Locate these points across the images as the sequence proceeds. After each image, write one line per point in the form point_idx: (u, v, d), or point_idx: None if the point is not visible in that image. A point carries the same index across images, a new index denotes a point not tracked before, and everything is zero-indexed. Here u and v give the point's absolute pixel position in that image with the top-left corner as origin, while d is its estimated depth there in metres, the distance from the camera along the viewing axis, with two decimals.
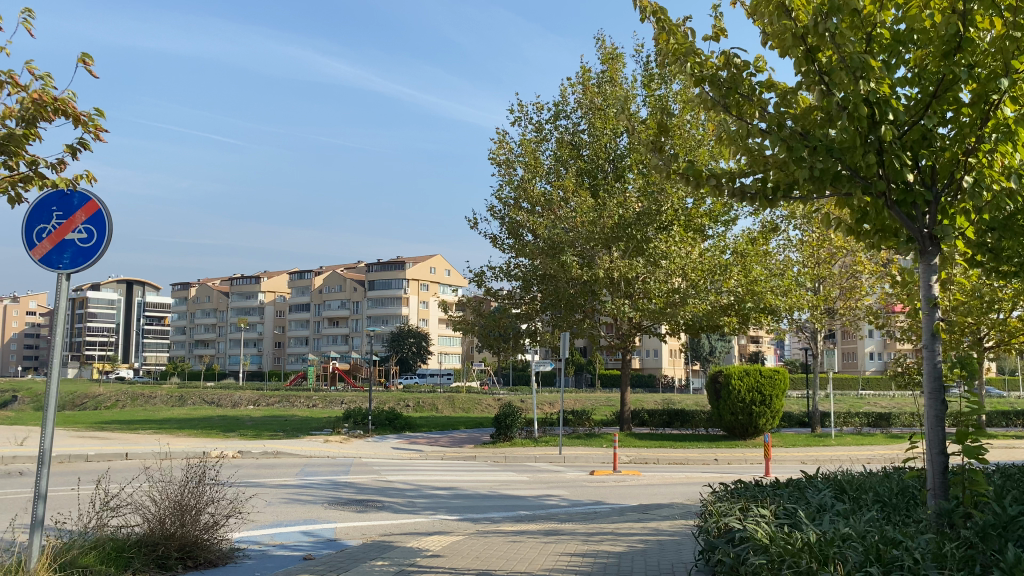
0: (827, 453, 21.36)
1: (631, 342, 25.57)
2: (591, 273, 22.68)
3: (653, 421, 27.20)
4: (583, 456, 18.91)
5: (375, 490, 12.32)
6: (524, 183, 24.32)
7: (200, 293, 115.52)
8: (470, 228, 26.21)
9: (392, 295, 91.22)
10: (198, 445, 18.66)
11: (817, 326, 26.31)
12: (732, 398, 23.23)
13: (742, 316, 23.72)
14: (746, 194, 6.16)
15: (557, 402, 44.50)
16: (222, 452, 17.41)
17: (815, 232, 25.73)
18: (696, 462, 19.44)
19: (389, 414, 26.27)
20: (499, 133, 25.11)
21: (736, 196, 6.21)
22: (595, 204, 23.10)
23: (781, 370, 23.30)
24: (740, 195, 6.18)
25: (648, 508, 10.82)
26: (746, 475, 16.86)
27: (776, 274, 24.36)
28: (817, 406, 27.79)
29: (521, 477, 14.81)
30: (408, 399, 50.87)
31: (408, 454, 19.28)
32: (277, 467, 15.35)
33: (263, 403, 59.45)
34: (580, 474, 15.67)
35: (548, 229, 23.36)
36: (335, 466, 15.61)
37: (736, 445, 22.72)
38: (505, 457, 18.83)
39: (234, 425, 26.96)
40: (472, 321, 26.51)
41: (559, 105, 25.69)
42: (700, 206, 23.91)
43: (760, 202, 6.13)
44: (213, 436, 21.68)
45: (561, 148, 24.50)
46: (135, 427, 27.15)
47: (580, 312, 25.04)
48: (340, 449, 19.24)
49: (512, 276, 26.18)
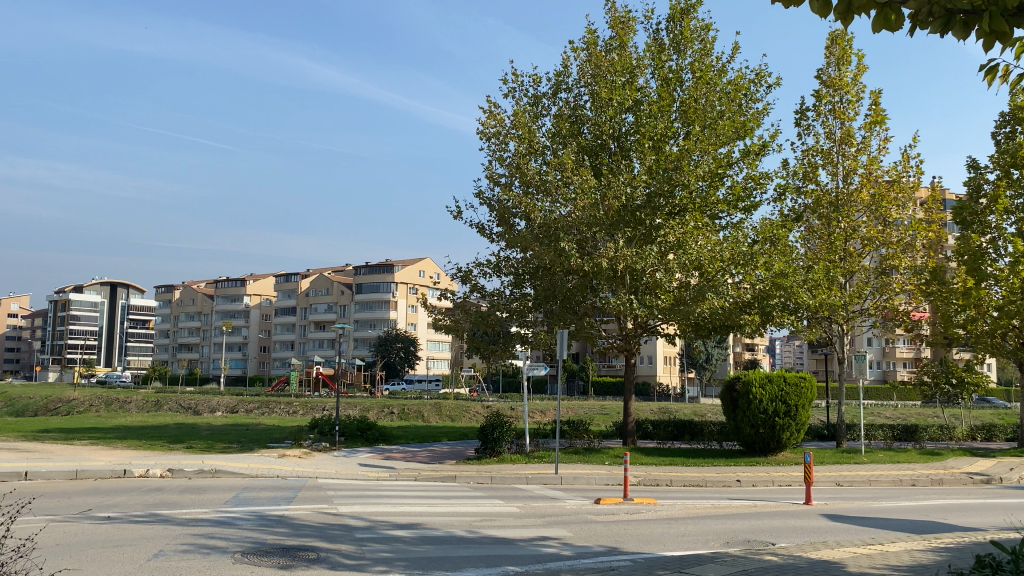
0: (864, 473, 18.54)
1: (635, 345, 22.74)
2: (593, 264, 19.80)
3: (659, 433, 24.36)
4: (584, 476, 16.00)
5: (315, 530, 9.26)
6: (518, 162, 21.17)
7: (184, 295, 112.53)
8: (455, 217, 23.44)
9: (380, 298, 88.14)
10: (124, 461, 15.62)
11: (843, 329, 23.56)
12: (752, 408, 20.32)
13: (763, 314, 20.89)
14: (955, 21, 5.04)
15: (549, 410, 41.79)
16: (148, 470, 14.39)
17: (842, 224, 22.95)
18: (715, 484, 16.53)
19: (362, 423, 23.28)
20: (490, 104, 22.19)
21: (936, 24, 5.06)
22: (596, 184, 20.19)
23: (809, 377, 20.35)
24: (945, 23, 5.03)
25: (684, 563, 7.79)
26: (782, 502, 13.85)
27: (803, 267, 21.49)
28: (841, 417, 24.90)
29: (510, 508, 11.81)
30: (392, 406, 47.90)
31: (376, 474, 16.26)
32: (206, 494, 12.31)
33: (242, 410, 56.41)
34: (583, 503, 12.64)
35: (542, 211, 20.41)
36: (281, 492, 12.64)
37: (756, 463, 19.81)
38: (491, 477, 15.87)
39: (189, 435, 23.91)
40: (459, 320, 23.54)
41: (558, 77, 22.95)
42: (716, 190, 21.10)
43: (958, 32, 5.04)
44: (155, 450, 18.69)
45: (560, 122, 21.53)
46: (74, 436, 24.09)
47: (578, 310, 22.22)
48: (296, 468, 16.26)
49: (502, 272, 23.27)
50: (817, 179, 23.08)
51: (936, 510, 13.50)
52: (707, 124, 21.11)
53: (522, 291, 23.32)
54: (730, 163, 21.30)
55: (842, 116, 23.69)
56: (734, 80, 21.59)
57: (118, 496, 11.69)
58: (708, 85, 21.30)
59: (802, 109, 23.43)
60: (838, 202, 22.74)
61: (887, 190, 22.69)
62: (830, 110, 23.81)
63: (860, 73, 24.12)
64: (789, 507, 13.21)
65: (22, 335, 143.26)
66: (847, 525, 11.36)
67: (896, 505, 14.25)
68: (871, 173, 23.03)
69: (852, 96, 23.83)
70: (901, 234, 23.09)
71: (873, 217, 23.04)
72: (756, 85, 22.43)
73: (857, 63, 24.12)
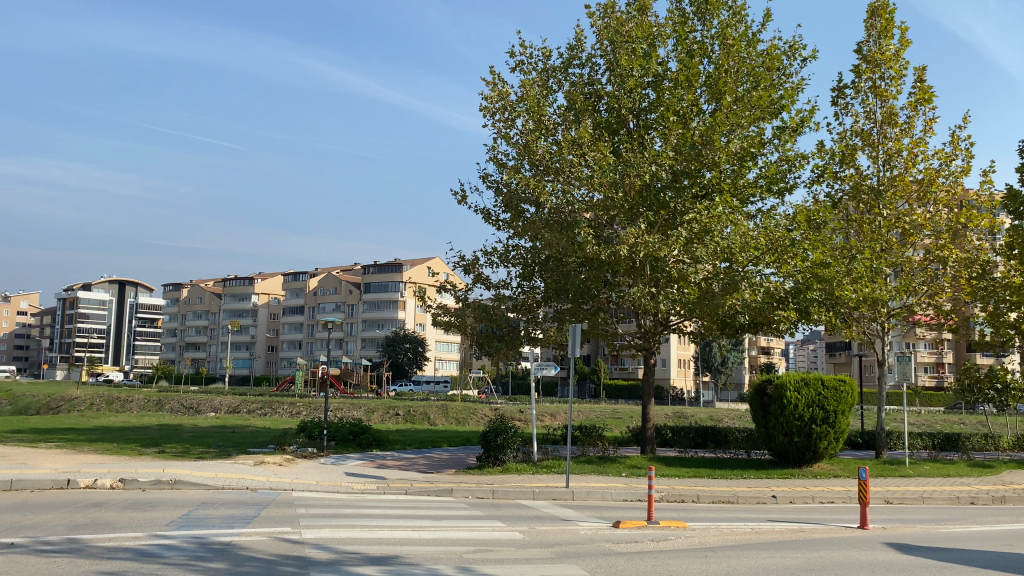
0: (917, 489, 16.38)
1: (655, 343, 20.67)
2: (610, 251, 17.83)
3: (679, 440, 22.44)
4: (599, 491, 13.96)
5: (260, 566, 7.25)
6: (526, 140, 19.17)
7: (191, 293, 110.92)
8: (459, 201, 21.50)
9: (388, 298, 86.31)
10: (74, 468, 13.66)
11: (885, 327, 21.42)
12: (786, 414, 18.25)
13: (799, 310, 18.83)
14: None
15: (560, 414, 39.80)
16: (96, 479, 12.43)
17: (884, 212, 20.84)
18: (748, 501, 14.47)
19: (354, 426, 21.33)
20: (496, 78, 20.16)
21: None
22: (614, 163, 18.21)
23: (850, 380, 18.32)
24: None
25: None
26: (834, 526, 11.73)
27: (843, 258, 19.41)
28: (880, 423, 22.80)
29: (512, 534, 9.74)
30: (398, 407, 46.04)
31: (361, 486, 14.29)
32: (149, 511, 10.32)
33: (244, 411, 54.54)
34: (600, 527, 10.61)
35: (554, 195, 18.42)
36: (242, 510, 10.67)
37: (790, 475, 17.76)
38: (493, 490, 13.86)
39: (168, 439, 21.93)
40: (462, 314, 21.57)
41: (573, 50, 20.94)
42: (747, 171, 19.05)
43: None
44: (121, 454, 16.78)
45: (574, 96, 19.51)
46: (45, 438, 22.18)
47: (593, 305, 20.21)
48: (270, 477, 14.28)
49: (510, 262, 21.27)
50: (856, 163, 20.99)
51: (1018, 538, 11.33)
52: (735, 98, 19.09)
53: (532, 283, 21.32)
54: (762, 142, 19.20)
55: (884, 94, 21.48)
56: (766, 51, 19.55)
57: (39, 515, 9.70)
58: (740, 55, 19.26)
59: (839, 86, 21.36)
60: (878, 188, 20.64)
61: (935, 173, 20.58)
62: (871, 88, 21.66)
63: (904, 48, 21.99)
64: (843, 532, 11.12)
65: (30, 334, 142.36)
66: (926, 561, 9.24)
67: (967, 530, 12.10)
68: (917, 157, 20.90)
69: (895, 72, 21.70)
70: (951, 222, 20.95)
71: (920, 204, 20.88)
72: (789, 58, 20.38)
73: (901, 36, 21.97)
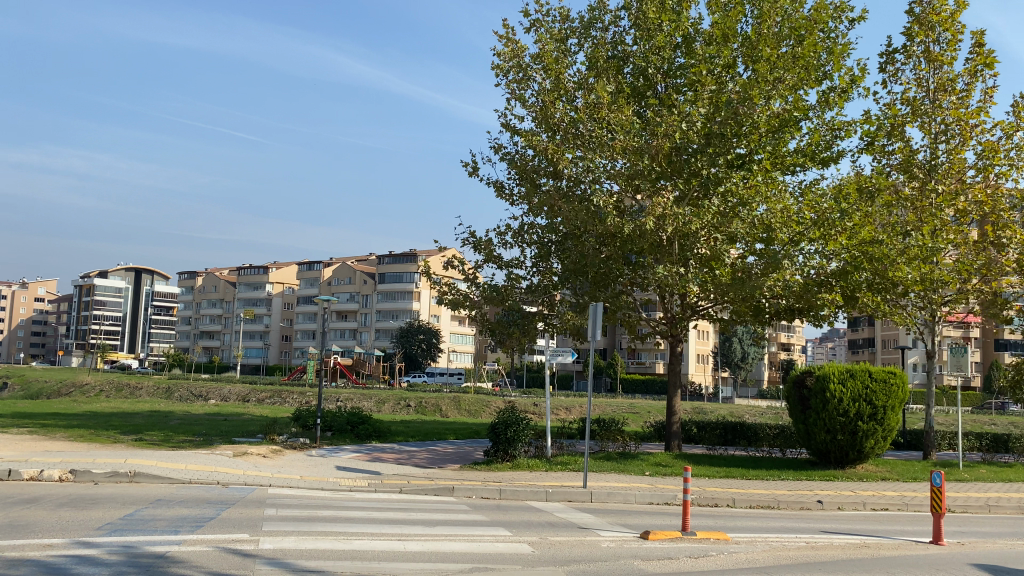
0: (983, 495, 14.46)
1: (683, 331, 18.79)
2: (634, 224, 16.01)
3: (706, 437, 20.66)
4: (621, 492, 12.18)
5: None
6: (543, 102, 17.38)
7: (206, 282, 109.85)
8: (470, 173, 19.72)
9: (402, 288, 84.74)
10: (26, 457, 12.03)
11: (936, 316, 19.48)
12: (829, 410, 16.39)
13: (844, 293, 16.93)
14: None
15: (576, 408, 38.04)
16: (43, 471, 10.77)
17: (937, 189, 18.86)
18: (792, 508, 12.64)
19: (353, 416, 19.71)
20: (510, 36, 18.32)
21: None
22: (640, 127, 16.38)
23: (900, 372, 16.47)
24: None
25: None
26: (902, 541, 9.86)
27: (892, 237, 17.46)
28: (929, 421, 20.90)
29: (519, 547, 7.98)
30: (410, 398, 44.41)
31: (352, 481, 12.57)
32: (88, 511, 8.65)
33: (254, 399, 53.16)
34: (625, 538, 8.83)
35: (573, 163, 16.59)
36: (199, 510, 8.98)
37: (833, 477, 15.92)
38: (500, 490, 12.11)
39: (156, 426, 20.36)
40: (471, 296, 19.85)
41: (596, 9, 19.06)
42: (788, 140, 17.15)
43: None
44: (92, 442, 15.20)
45: (596, 57, 17.64)
46: (25, 423, 20.63)
47: (616, 286, 18.38)
48: (248, 470, 12.61)
49: (524, 241, 19.47)
50: (906, 135, 19.04)
51: None
52: (777, 60, 17.17)
53: (548, 264, 19.52)
54: (806, 107, 17.27)
55: (939, 59, 19.45)
56: (812, 7, 17.62)
57: None
58: (783, 11, 17.33)
59: (889, 51, 19.41)
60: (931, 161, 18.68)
61: (995, 145, 18.57)
62: (923, 53, 19.67)
63: (960, 10, 19.97)
64: (916, 549, 9.28)
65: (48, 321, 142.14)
66: None
67: None
68: (974, 128, 18.90)
69: (951, 34, 19.68)
70: (1012, 200, 18.96)
71: (977, 180, 18.90)
72: (835, 18, 18.41)
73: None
